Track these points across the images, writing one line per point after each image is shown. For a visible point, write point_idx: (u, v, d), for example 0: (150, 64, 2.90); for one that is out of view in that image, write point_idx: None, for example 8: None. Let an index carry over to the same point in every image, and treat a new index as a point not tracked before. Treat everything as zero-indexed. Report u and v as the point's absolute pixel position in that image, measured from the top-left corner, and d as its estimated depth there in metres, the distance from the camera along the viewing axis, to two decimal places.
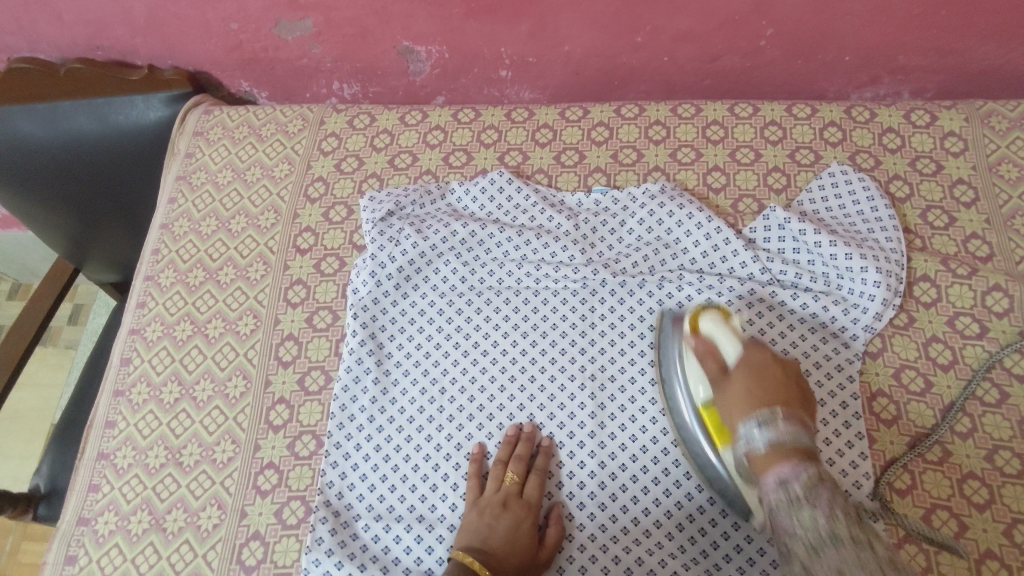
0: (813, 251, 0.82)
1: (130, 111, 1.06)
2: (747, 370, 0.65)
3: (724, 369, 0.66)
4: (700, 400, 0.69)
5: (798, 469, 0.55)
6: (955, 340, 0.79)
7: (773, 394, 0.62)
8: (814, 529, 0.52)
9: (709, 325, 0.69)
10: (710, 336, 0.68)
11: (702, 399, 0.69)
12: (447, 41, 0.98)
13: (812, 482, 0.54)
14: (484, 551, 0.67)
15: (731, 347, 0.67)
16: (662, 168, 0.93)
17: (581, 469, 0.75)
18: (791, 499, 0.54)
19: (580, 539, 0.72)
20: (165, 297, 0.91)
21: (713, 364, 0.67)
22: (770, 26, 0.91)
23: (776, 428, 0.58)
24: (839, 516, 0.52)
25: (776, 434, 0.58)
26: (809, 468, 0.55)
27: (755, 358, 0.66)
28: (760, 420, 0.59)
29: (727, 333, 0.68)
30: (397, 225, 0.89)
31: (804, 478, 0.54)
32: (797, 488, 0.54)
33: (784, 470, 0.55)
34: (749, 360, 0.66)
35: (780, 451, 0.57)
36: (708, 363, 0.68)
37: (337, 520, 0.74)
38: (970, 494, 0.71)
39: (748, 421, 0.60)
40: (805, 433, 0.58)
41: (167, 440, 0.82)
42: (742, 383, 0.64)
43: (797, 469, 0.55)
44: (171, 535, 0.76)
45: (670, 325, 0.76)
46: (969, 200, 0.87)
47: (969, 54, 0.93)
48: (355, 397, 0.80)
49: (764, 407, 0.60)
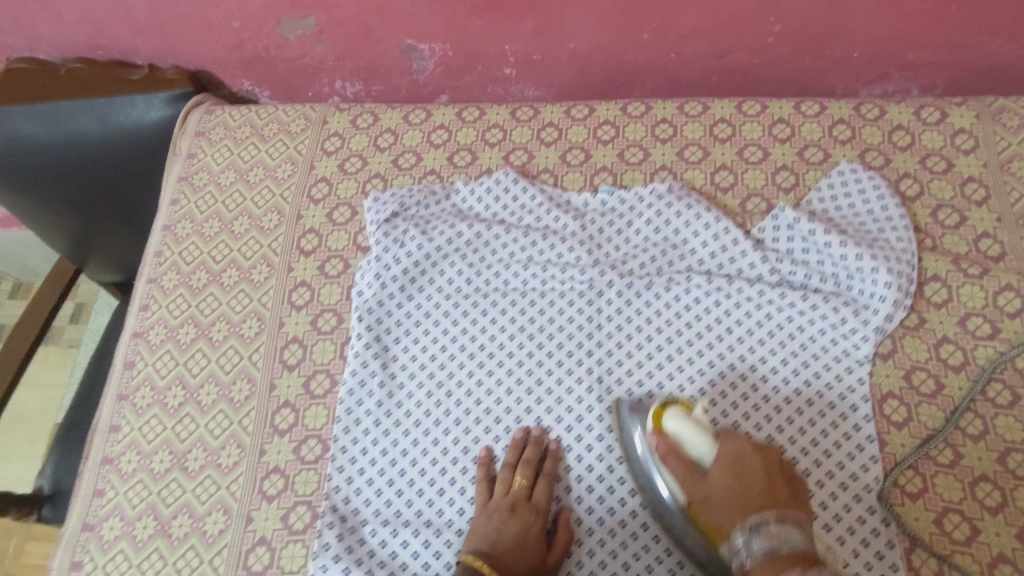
0: (822, 251, 0.81)
1: (131, 111, 1.05)
2: (723, 465, 0.64)
3: (697, 466, 0.65)
4: (678, 500, 0.66)
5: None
6: (967, 340, 0.78)
7: (756, 496, 0.62)
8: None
9: (673, 424, 0.67)
10: (677, 435, 0.66)
11: (680, 499, 0.66)
12: (451, 39, 0.97)
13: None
14: (494, 556, 0.67)
15: (699, 446, 0.65)
16: (668, 167, 0.92)
17: (589, 474, 0.74)
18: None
19: (588, 543, 0.71)
20: (168, 300, 0.91)
21: (680, 468, 0.65)
22: (778, 22, 0.90)
23: (770, 542, 0.58)
24: None
25: (774, 544, 0.58)
26: None
27: (732, 449, 0.65)
28: (750, 531, 0.59)
29: (693, 429, 0.66)
30: (402, 226, 0.88)
31: None
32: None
33: None
34: (724, 456, 0.64)
35: (777, 562, 0.57)
36: (672, 464, 0.66)
37: (344, 525, 0.73)
38: (982, 497, 0.71)
39: (744, 530, 0.60)
40: (800, 537, 0.59)
41: (172, 444, 0.81)
42: (726, 490, 0.63)
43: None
44: (177, 541, 0.75)
45: (629, 414, 0.72)
46: (980, 198, 0.86)
47: (980, 49, 0.91)
48: (361, 400, 0.79)
49: (754, 514, 0.61)
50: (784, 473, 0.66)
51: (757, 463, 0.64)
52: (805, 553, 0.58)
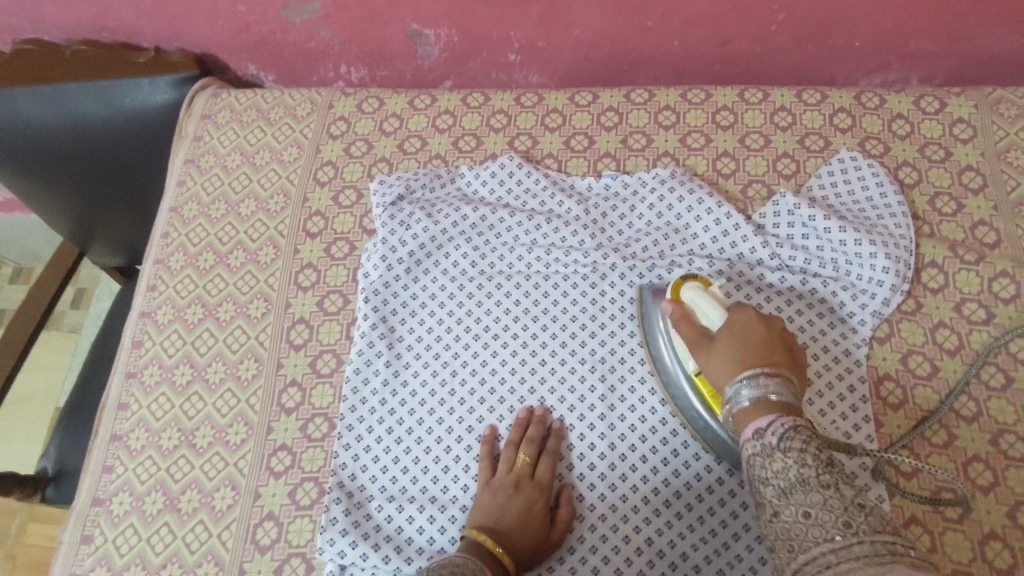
0: (822, 237, 0.83)
1: (137, 93, 1.05)
2: (730, 336, 0.65)
3: (708, 333, 0.68)
4: (691, 369, 0.70)
5: (774, 421, 0.57)
6: (962, 325, 0.80)
7: (763, 349, 0.63)
8: (786, 474, 0.55)
9: (690, 294, 0.71)
10: (692, 305, 0.70)
11: (691, 368, 0.70)
12: (456, 24, 0.97)
13: (789, 436, 0.56)
14: (498, 530, 0.68)
15: (712, 312, 0.68)
16: (671, 153, 0.93)
17: (590, 452, 0.76)
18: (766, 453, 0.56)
19: (590, 518, 0.73)
20: (175, 281, 0.91)
21: (688, 331, 0.69)
22: (781, 11, 0.91)
23: (763, 385, 0.60)
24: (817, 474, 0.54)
25: (760, 390, 0.59)
26: (787, 420, 0.57)
27: (740, 318, 0.66)
28: (744, 380, 0.61)
29: (711, 302, 0.69)
30: (408, 209, 0.89)
31: (779, 428, 0.56)
32: (773, 443, 0.56)
33: (760, 423, 0.58)
34: (736, 324, 0.66)
35: (763, 408, 0.59)
36: (683, 328, 0.70)
37: (350, 501, 0.75)
38: (974, 477, 0.72)
39: (734, 383, 0.62)
40: (791, 390, 0.60)
41: (180, 422, 0.82)
42: (728, 343, 0.65)
43: (774, 422, 0.57)
44: (186, 515, 0.77)
45: (651, 299, 0.79)
46: (977, 186, 0.88)
47: (980, 39, 0.93)
48: (367, 379, 0.80)
49: (747, 365, 0.62)
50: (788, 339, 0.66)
51: (768, 332, 0.65)
52: (793, 408, 0.59)
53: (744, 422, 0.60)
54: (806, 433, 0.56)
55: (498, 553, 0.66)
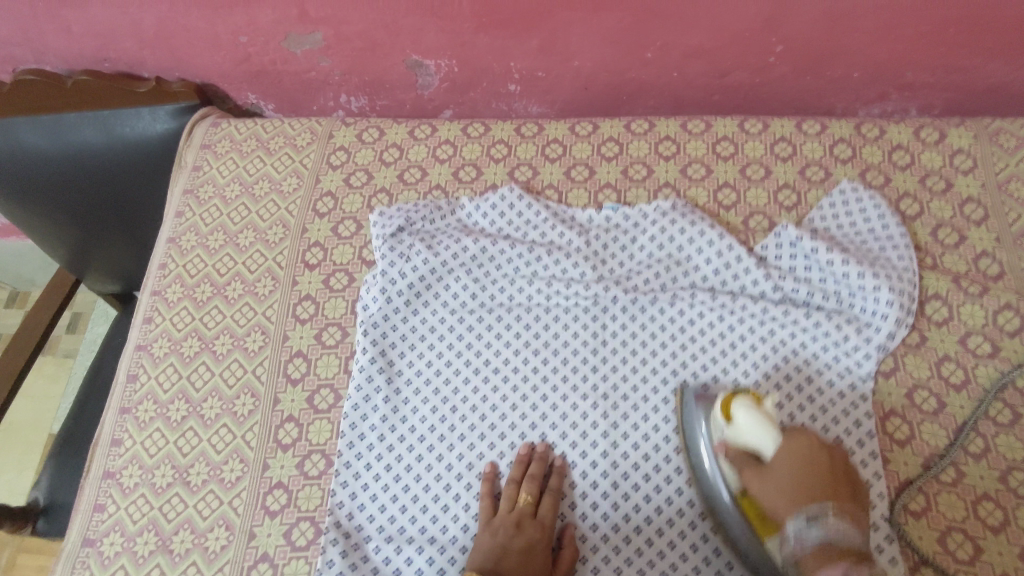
0: (825, 269, 0.82)
1: (137, 123, 1.05)
2: (789, 462, 0.64)
3: (758, 458, 0.67)
4: (737, 489, 0.67)
5: None
6: (967, 359, 0.79)
7: (823, 488, 0.63)
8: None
9: (742, 415, 0.67)
10: (745, 427, 0.67)
11: (738, 489, 0.67)
12: (457, 56, 0.98)
13: None
14: (499, 573, 0.67)
15: (766, 440, 0.66)
16: (672, 184, 0.93)
17: (593, 490, 0.74)
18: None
19: (593, 560, 0.71)
20: (172, 312, 0.90)
21: (744, 459, 0.67)
22: (780, 43, 0.92)
23: (828, 531, 0.60)
24: None
25: (830, 533, 0.59)
26: None
27: (797, 446, 0.65)
28: (810, 517, 0.61)
29: (762, 423, 0.66)
30: (408, 240, 0.88)
31: None
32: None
33: None
34: (794, 454, 0.65)
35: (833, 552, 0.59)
36: (741, 464, 0.67)
37: (348, 541, 0.73)
38: (984, 516, 0.71)
39: (797, 517, 0.61)
40: (856, 534, 0.60)
41: (174, 458, 0.81)
42: (788, 472, 0.64)
43: None
44: (179, 557, 0.75)
45: (693, 402, 0.74)
46: (979, 218, 0.87)
47: (977, 71, 0.93)
48: (366, 415, 0.79)
49: (814, 502, 0.61)
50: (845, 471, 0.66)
51: (826, 464, 0.65)
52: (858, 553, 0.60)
53: (808, 569, 0.59)
54: None
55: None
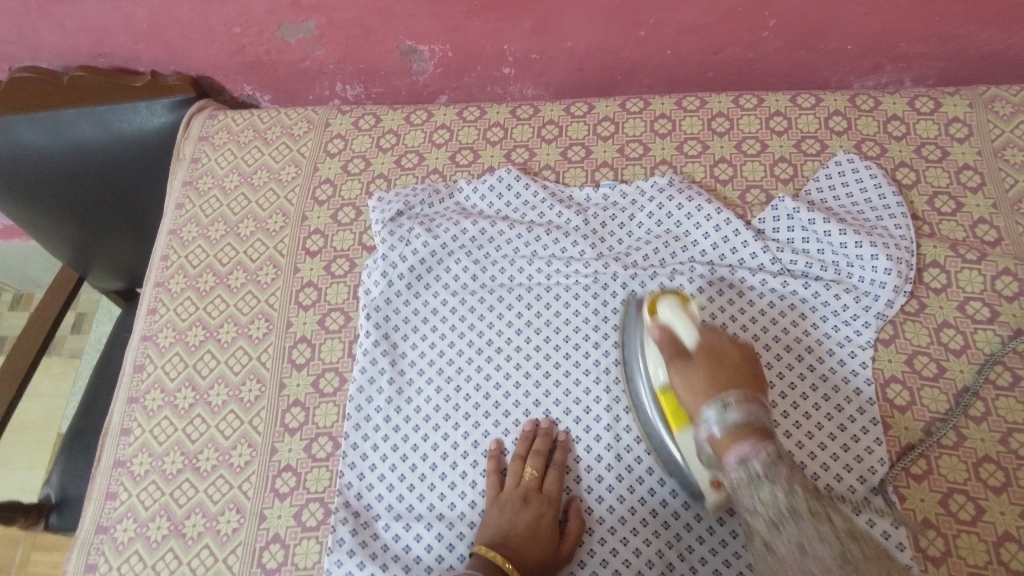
0: (822, 240, 0.82)
1: (133, 118, 1.06)
2: (706, 351, 0.66)
3: (683, 350, 0.67)
4: (659, 383, 0.70)
5: (755, 448, 0.56)
6: (966, 325, 0.79)
7: (738, 377, 0.63)
8: (776, 505, 0.53)
9: (666, 311, 0.70)
10: (667, 322, 0.69)
11: (658, 381, 0.70)
12: (450, 40, 0.98)
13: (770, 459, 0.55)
14: (509, 548, 0.67)
15: (686, 330, 0.68)
16: (668, 161, 0.93)
17: (598, 464, 0.75)
18: (750, 476, 0.55)
19: (599, 531, 0.72)
20: (176, 303, 0.91)
21: (670, 349, 0.68)
22: (773, 17, 0.92)
23: (742, 409, 0.59)
24: (799, 491, 0.54)
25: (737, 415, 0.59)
26: (767, 447, 0.56)
27: (715, 340, 0.67)
28: (721, 404, 0.60)
29: (687, 320, 0.68)
30: (406, 224, 0.89)
31: (761, 455, 0.56)
32: (757, 466, 0.55)
33: (742, 449, 0.57)
34: (708, 345, 0.66)
35: (742, 431, 0.58)
36: (665, 347, 0.68)
37: (357, 520, 0.74)
38: (986, 478, 0.72)
39: (714, 403, 0.61)
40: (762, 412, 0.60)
41: (183, 445, 0.82)
42: (700, 361, 0.65)
43: (757, 447, 0.56)
44: (191, 540, 0.76)
45: (632, 317, 0.77)
46: (975, 184, 0.88)
47: (971, 40, 0.93)
48: (371, 397, 0.80)
49: (727, 390, 0.61)
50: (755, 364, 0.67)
51: (737, 355, 0.66)
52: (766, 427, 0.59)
53: (721, 449, 0.59)
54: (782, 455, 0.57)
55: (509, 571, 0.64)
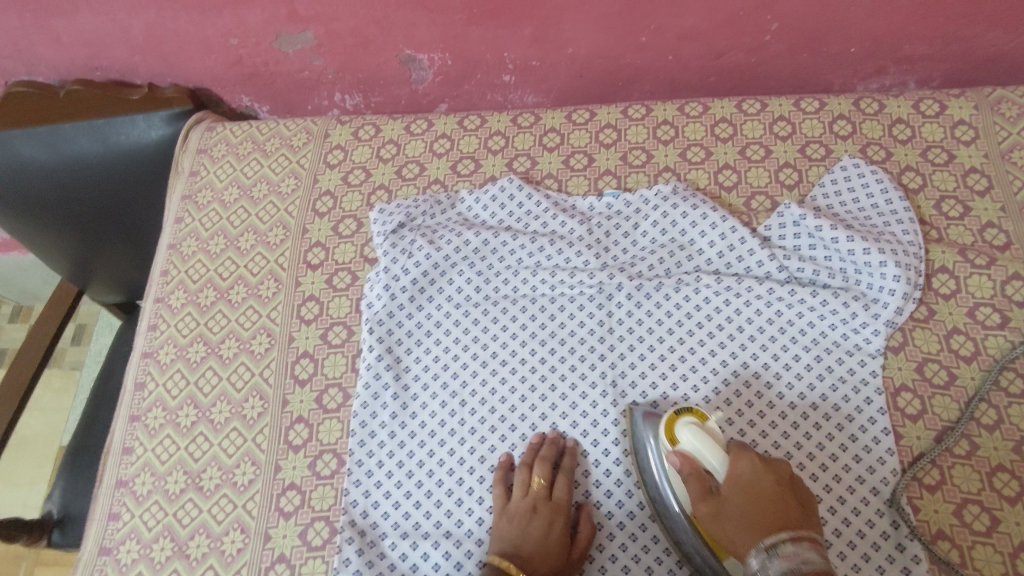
0: (830, 247, 0.82)
1: (131, 131, 1.05)
2: (729, 480, 0.63)
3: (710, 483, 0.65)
4: (679, 495, 0.66)
5: (803, 574, 0.56)
6: (976, 331, 0.78)
7: (768, 501, 0.61)
8: None
9: (687, 436, 0.65)
10: (692, 450, 0.65)
11: (679, 490, 0.66)
12: (450, 48, 0.97)
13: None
14: (517, 554, 0.68)
15: (715, 462, 0.63)
16: (672, 168, 0.92)
17: (606, 478, 0.74)
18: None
19: (600, 539, 0.72)
20: (176, 319, 0.90)
21: (692, 480, 0.65)
22: (776, 21, 0.91)
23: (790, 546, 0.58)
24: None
25: (781, 554, 0.57)
26: (813, 569, 0.56)
27: (739, 465, 0.63)
28: (765, 549, 0.58)
29: (708, 444, 0.64)
30: (409, 237, 0.88)
31: (808, 574, 0.56)
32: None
33: (789, 566, 0.56)
34: (734, 473, 0.63)
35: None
36: (683, 469, 0.65)
37: (363, 539, 0.73)
38: (1000, 487, 0.71)
39: (757, 549, 0.59)
40: (808, 545, 0.58)
41: (186, 464, 0.81)
42: (732, 494, 0.62)
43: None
44: (196, 562, 0.75)
45: (642, 425, 0.72)
46: (983, 188, 0.87)
47: (976, 41, 0.92)
48: (375, 413, 0.79)
49: (770, 528, 0.60)
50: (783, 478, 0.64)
51: (764, 470, 0.63)
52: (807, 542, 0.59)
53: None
54: (828, 572, 0.57)
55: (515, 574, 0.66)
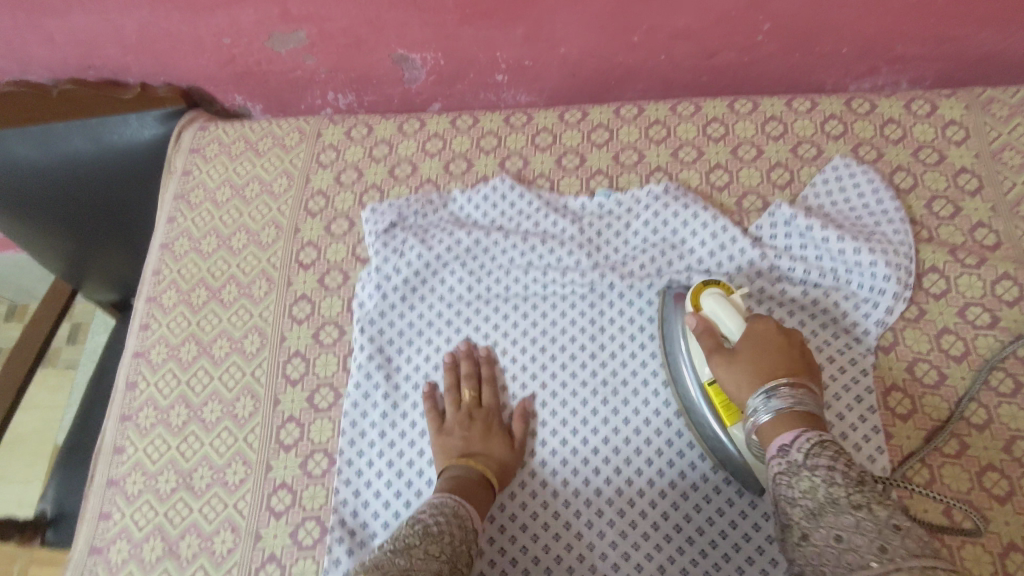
0: (821, 247, 0.81)
1: (124, 130, 1.04)
2: (751, 340, 0.68)
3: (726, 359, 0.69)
4: (704, 377, 0.71)
5: (799, 437, 0.60)
6: (967, 331, 0.79)
7: (782, 363, 0.66)
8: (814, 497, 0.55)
9: (710, 303, 0.72)
10: (711, 313, 0.71)
11: (705, 377, 0.70)
12: (442, 48, 0.97)
13: (812, 450, 0.58)
14: (469, 454, 0.72)
15: (731, 321, 0.70)
16: (664, 168, 0.92)
17: (596, 477, 0.74)
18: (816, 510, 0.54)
19: (553, 506, 0.74)
20: (168, 319, 0.90)
21: (711, 339, 0.70)
22: (767, 21, 0.91)
23: (786, 401, 0.62)
24: (838, 483, 0.54)
25: (783, 402, 0.62)
26: (811, 434, 0.59)
27: (758, 328, 0.69)
28: (765, 393, 0.63)
29: (725, 306, 0.70)
30: (400, 236, 0.88)
31: (802, 445, 0.59)
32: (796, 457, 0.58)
33: (783, 440, 0.60)
34: (754, 331, 0.69)
35: (788, 422, 0.61)
36: (707, 340, 0.70)
37: (353, 538, 0.73)
38: (989, 486, 0.71)
39: (756, 393, 0.64)
40: (811, 399, 0.63)
41: (177, 464, 0.81)
42: (746, 357, 0.67)
43: (798, 436, 0.60)
44: (186, 561, 0.75)
45: (672, 302, 0.78)
46: (974, 188, 0.87)
47: (967, 41, 0.92)
48: (366, 412, 0.79)
49: (772, 376, 0.65)
50: (806, 351, 0.69)
51: (785, 338, 0.68)
52: (815, 418, 0.62)
53: (767, 438, 0.62)
54: (826, 441, 0.59)
55: (485, 472, 0.70)
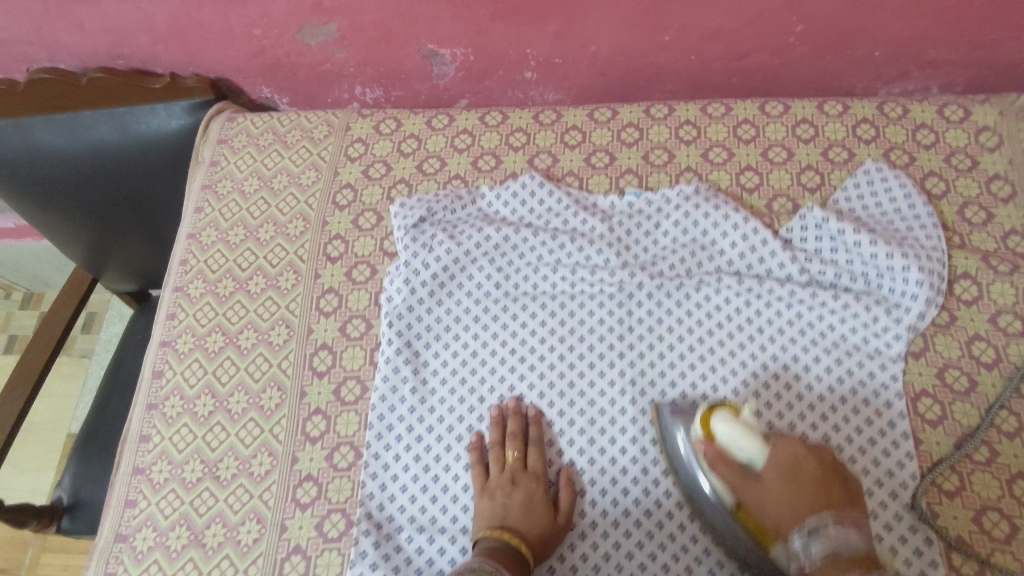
0: (851, 250, 0.81)
1: (151, 119, 1.05)
2: (777, 471, 0.65)
3: (748, 471, 0.66)
4: (729, 503, 0.66)
5: None
6: (998, 338, 0.78)
7: (817, 492, 0.63)
8: None
9: (723, 428, 0.65)
10: (726, 441, 0.65)
11: (731, 503, 0.66)
12: (473, 43, 0.97)
13: None
14: (506, 527, 0.68)
15: (752, 450, 0.65)
16: (694, 168, 0.92)
17: (623, 476, 0.74)
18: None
19: (582, 526, 0.72)
20: (195, 308, 0.90)
21: (733, 471, 0.66)
22: (801, 23, 0.90)
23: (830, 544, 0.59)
24: None
25: (830, 544, 0.59)
26: None
27: (782, 454, 0.66)
28: (807, 531, 0.61)
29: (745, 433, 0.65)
30: (429, 231, 0.88)
31: None
32: None
33: None
34: (779, 462, 0.65)
35: (839, 563, 0.57)
36: (721, 470, 0.66)
37: (380, 532, 0.73)
38: (1020, 495, 0.70)
39: (799, 532, 0.61)
40: (859, 536, 0.59)
41: (203, 453, 0.81)
42: (777, 491, 0.64)
43: None
44: (211, 550, 0.75)
45: (669, 416, 0.73)
46: (1006, 195, 0.86)
47: (1001, 48, 0.92)
48: (393, 406, 0.79)
49: (812, 517, 0.62)
50: (835, 467, 0.66)
51: (811, 466, 0.65)
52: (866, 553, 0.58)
53: None
54: None
55: (521, 549, 0.66)
